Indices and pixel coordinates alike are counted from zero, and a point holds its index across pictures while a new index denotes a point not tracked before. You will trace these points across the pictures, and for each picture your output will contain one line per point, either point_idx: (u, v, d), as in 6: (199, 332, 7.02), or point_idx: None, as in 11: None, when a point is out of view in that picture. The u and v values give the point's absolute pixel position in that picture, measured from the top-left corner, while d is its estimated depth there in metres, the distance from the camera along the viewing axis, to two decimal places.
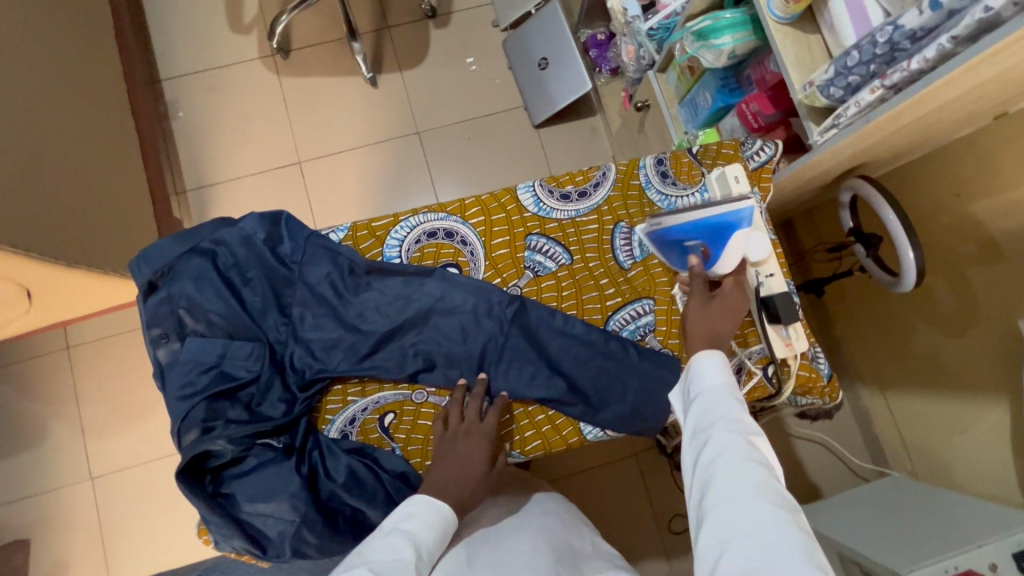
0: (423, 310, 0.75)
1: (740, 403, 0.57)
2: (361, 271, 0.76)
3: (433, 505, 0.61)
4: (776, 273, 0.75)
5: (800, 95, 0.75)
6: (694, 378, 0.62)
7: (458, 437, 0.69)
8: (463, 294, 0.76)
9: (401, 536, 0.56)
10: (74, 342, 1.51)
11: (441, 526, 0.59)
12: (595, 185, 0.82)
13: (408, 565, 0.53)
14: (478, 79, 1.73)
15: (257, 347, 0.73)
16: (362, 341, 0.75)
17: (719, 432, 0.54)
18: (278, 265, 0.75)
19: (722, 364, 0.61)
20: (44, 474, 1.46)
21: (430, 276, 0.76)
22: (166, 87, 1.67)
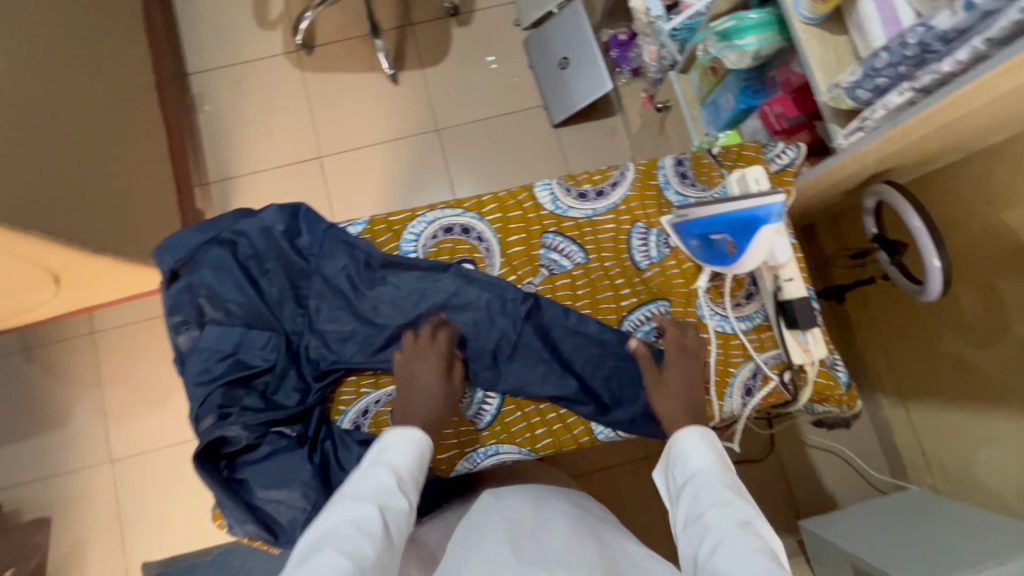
0: (437, 305, 0.77)
1: (731, 487, 0.59)
2: (378, 265, 0.77)
3: (407, 434, 0.64)
4: (796, 277, 0.73)
5: (825, 98, 0.74)
6: (682, 465, 0.64)
7: (416, 359, 0.72)
8: (477, 290, 0.77)
9: (381, 467, 0.61)
10: (98, 328, 1.55)
11: (418, 450, 0.64)
12: (613, 184, 0.81)
13: (392, 488, 0.58)
14: (499, 77, 1.73)
15: (274, 336, 0.75)
16: (377, 333, 0.76)
17: (712, 516, 0.56)
18: (296, 257, 0.77)
19: (711, 447, 0.64)
20: (66, 455, 1.51)
21: (445, 272, 0.77)
22: (192, 81, 1.71)
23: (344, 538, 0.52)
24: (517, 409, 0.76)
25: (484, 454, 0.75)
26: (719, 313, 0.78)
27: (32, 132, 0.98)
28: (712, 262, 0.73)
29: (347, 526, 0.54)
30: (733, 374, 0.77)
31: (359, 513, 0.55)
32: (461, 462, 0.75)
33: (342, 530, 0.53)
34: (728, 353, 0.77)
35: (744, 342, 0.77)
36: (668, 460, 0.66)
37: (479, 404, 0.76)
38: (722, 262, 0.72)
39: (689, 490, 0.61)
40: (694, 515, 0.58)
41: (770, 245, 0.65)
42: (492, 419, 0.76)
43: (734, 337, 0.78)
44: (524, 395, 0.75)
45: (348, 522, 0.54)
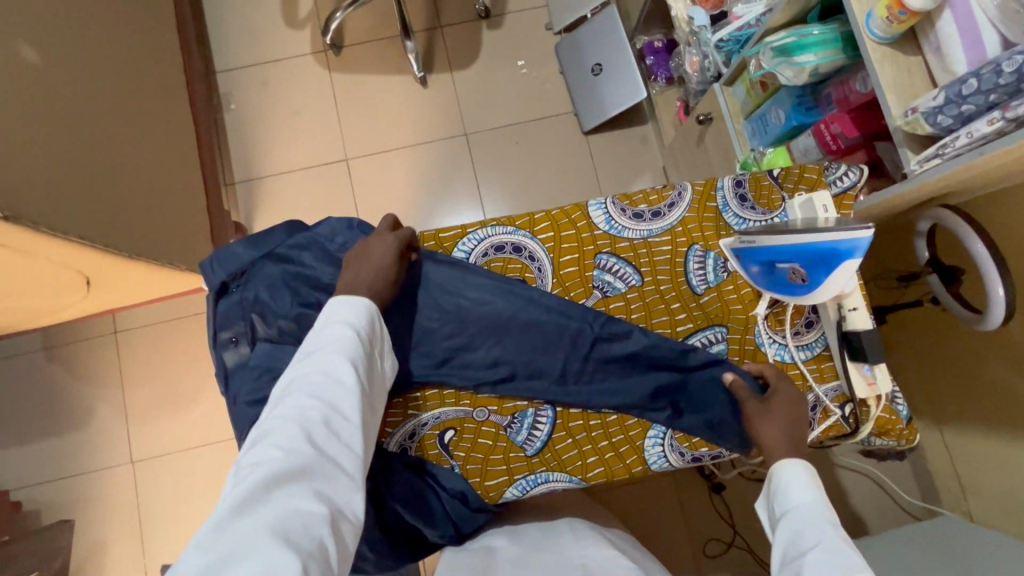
0: (506, 314, 0.74)
1: (834, 528, 0.55)
2: (446, 271, 0.75)
3: (354, 296, 0.66)
4: (861, 306, 0.71)
5: (900, 122, 0.71)
6: (782, 499, 0.61)
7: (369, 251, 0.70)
8: (545, 300, 0.75)
9: (338, 324, 0.63)
10: (122, 327, 1.54)
11: (367, 306, 0.65)
12: (670, 205, 0.78)
13: (354, 340, 0.62)
14: (529, 82, 1.71)
15: None
16: (444, 341, 0.74)
17: (812, 556, 0.52)
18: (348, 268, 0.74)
19: (815, 486, 0.60)
20: (87, 455, 1.50)
21: (513, 282, 0.75)
22: (219, 80, 1.69)
23: (318, 388, 0.58)
24: (568, 436, 0.74)
25: (534, 481, 0.74)
26: (778, 342, 0.76)
27: (77, 135, 0.96)
28: (775, 290, 0.71)
29: (316, 376, 0.58)
30: None
31: (328, 367, 0.59)
32: (511, 489, 0.73)
33: (312, 381, 0.58)
34: None
35: (803, 373, 0.75)
36: (768, 493, 0.63)
37: (529, 429, 0.74)
38: (787, 291, 0.69)
39: (789, 526, 0.58)
40: (791, 554, 0.55)
41: (847, 278, 0.64)
42: (542, 446, 0.74)
43: (793, 367, 0.76)
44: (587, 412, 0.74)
45: (318, 374, 0.58)
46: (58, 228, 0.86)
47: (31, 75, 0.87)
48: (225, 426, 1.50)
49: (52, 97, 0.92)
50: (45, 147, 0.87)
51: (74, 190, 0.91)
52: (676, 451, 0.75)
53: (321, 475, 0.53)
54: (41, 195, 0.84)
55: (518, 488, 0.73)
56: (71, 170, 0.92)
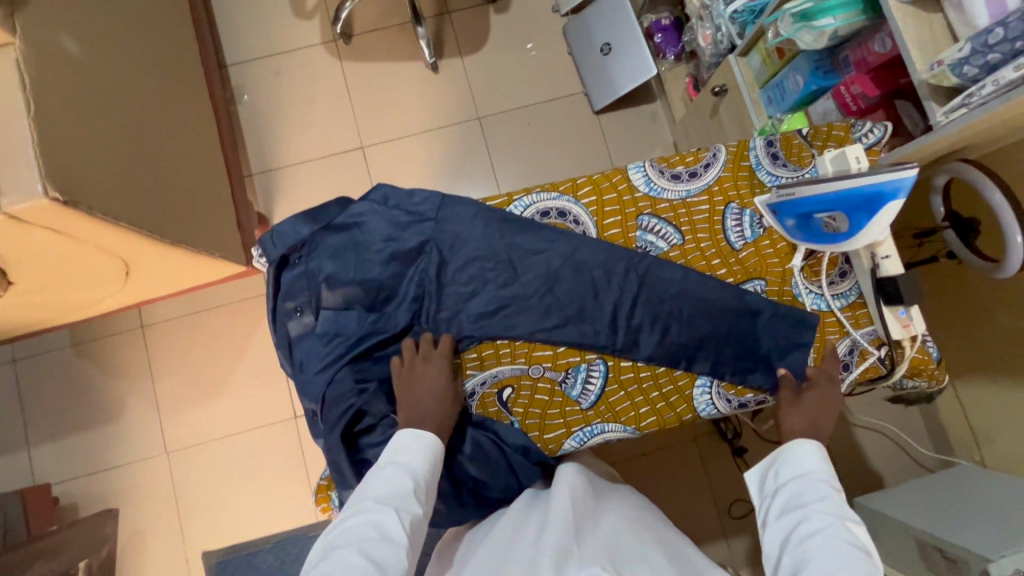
0: (559, 263, 0.79)
1: (834, 491, 0.64)
2: (499, 224, 0.79)
3: (419, 436, 0.67)
4: (894, 254, 0.74)
5: (925, 75, 0.74)
6: (788, 461, 0.69)
7: (418, 371, 0.72)
8: (594, 251, 0.79)
9: (397, 466, 0.65)
10: (149, 321, 1.56)
11: (430, 448, 0.67)
12: (705, 165, 0.82)
13: (410, 494, 0.62)
14: (539, 64, 1.73)
15: (395, 306, 0.77)
16: (501, 290, 0.78)
17: (817, 511, 0.61)
18: (406, 230, 0.78)
19: (815, 453, 0.68)
20: (122, 447, 1.52)
21: (561, 234, 0.79)
22: (231, 72, 1.70)
23: (363, 541, 0.57)
24: (620, 388, 0.78)
25: (590, 432, 0.77)
26: (814, 291, 0.79)
27: (118, 124, 0.97)
28: (811, 242, 0.75)
29: (366, 529, 0.58)
30: (831, 349, 0.78)
31: (377, 518, 0.59)
32: (569, 441, 0.77)
33: (363, 535, 0.57)
34: (824, 331, 0.79)
35: (840, 319, 0.78)
36: (774, 457, 0.71)
37: (583, 384, 0.78)
38: (826, 241, 0.73)
39: (791, 487, 0.66)
40: (794, 508, 0.64)
41: (888, 221, 0.67)
42: (596, 399, 0.77)
43: (830, 314, 0.79)
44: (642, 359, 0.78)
45: (365, 527, 0.58)
46: (107, 213, 0.88)
47: (76, 65, 0.89)
48: (257, 413, 1.53)
49: (94, 86, 0.93)
50: (92, 135, 0.89)
51: (119, 177, 0.93)
52: (723, 399, 0.79)
53: None
54: (92, 180, 0.86)
55: (575, 440, 0.77)
56: (115, 157, 0.94)
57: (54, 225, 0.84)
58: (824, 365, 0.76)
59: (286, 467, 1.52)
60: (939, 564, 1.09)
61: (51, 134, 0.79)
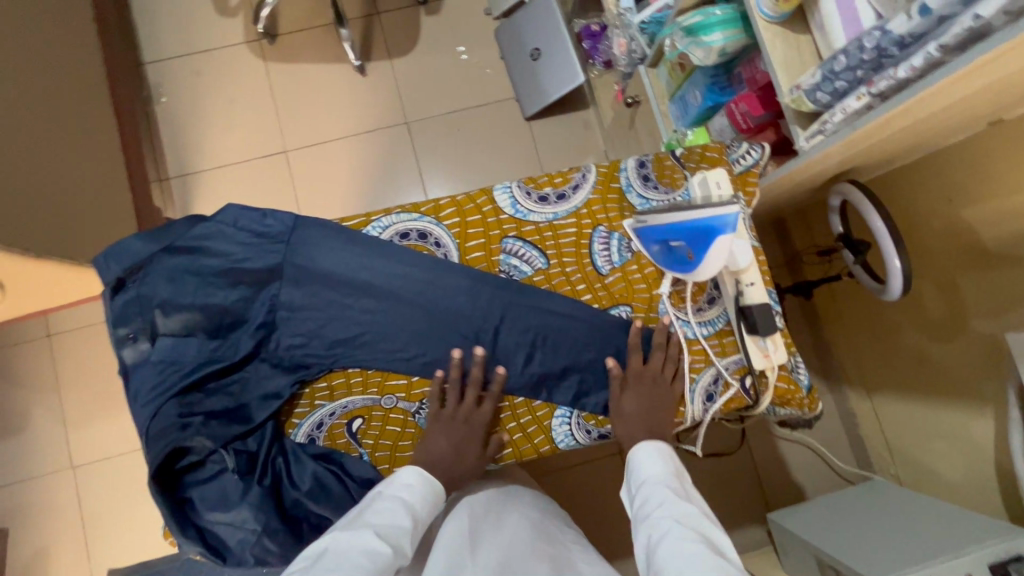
0: (418, 289, 0.76)
1: (677, 490, 0.63)
2: (356, 247, 0.75)
3: (427, 479, 0.67)
4: (757, 282, 0.73)
5: (787, 99, 0.73)
6: (636, 472, 0.68)
7: (456, 423, 0.72)
8: (454, 276, 0.76)
9: (401, 501, 0.64)
10: (56, 330, 1.50)
11: (434, 492, 0.67)
12: (574, 187, 0.79)
13: (408, 532, 0.61)
14: (470, 67, 1.69)
15: (244, 332, 0.74)
16: (356, 317, 0.75)
17: (658, 517, 0.60)
18: (256, 253, 0.74)
19: (660, 456, 0.68)
20: (26, 461, 1.46)
21: (422, 259, 0.76)
22: (148, 71, 1.63)
23: (357, 570, 0.54)
24: None
25: None
26: (680, 319, 0.77)
27: None
28: (671, 269, 0.72)
29: (357, 555, 0.56)
30: (696, 378, 0.76)
31: (372, 547, 0.57)
32: None
33: (353, 561, 0.55)
34: (690, 360, 0.77)
35: (705, 348, 0.76)
36: (626, 473, 0.70)
37: None
38: (680, 267, 0.71)
39: (642, 495, 0.65)
40: (643, 518, 0.62)
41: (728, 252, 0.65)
42: None
43: (696, 343, 0.77)
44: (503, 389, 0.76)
45: (359, 554, 0.56)
46: None
47: None
48: None
49: None
50: None
51: None
52: (583, 430, 0.77)
53: None
54: None
55: None
56: None
57: None
58: (651, 366, 0.74)
59: None
60: None
61: None
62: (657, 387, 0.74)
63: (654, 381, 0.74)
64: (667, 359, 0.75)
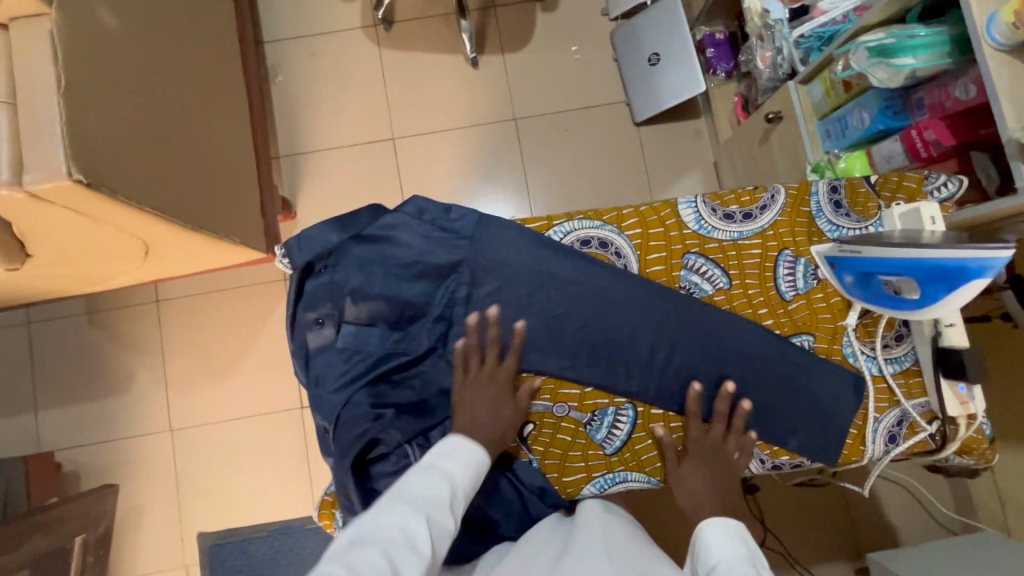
0: (597, 297, 0.74)
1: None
2: (538, 248, 0.74)
3: (467, 449, 0.65)
4: (959, 323, 0.69)
5: (1017, 134, 0.69)
6: (704, 557, 0.60)
7: (477, 381, 0.71)
8: (636, 289, 0.74)
9: (442, 471, 0.62)
10: (164, 297, 1.54)
11: (475, 466, 0.64)
12: (762, 208, 0.76)
13: (445, 506, 0.58)
14: (583, 68, 1.67)
15: (422, 325, 0.74)
16: (533, 319, 0.74)
17: None
18: (438, 248, 0.73)
19: (730, 537, 0.60)
20: (129, 420, 1.51)
21: (603, 267, 0.74)
22: (268, 50, 1.66)
23: (391, 545, 0.52)
24: (646, 436, 0.74)
25: (612, 479, 0.74)
26: (866, 354, 0.74)
27: (157, 104, 0.94)
28: (875, 303, 0.70)
29: (396, 527, 0.53)
30: (877, 418, 0.73)
31: (408, 521, 0.54)
32: (588, 486, 0.74)
33: (392, 534, 0.53)
34: (874, 398, 0.74)
35: (891, 387, 0.73)
36: (692, 555, 0.62)
37: (609, 427, 0.74)
38: (890, 304, 0.68)
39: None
40: None
41: (968, 293, 0.62)
42: (621, 445, 0.74)
43: (880, 380, 0.74)
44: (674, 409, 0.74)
45: (397, 528, 0.54)
46: (133, 197, 0.84)
47: (114, 39, 0.85)
48: (261, 401, 1.50)
49: (134, 63, 0.89)
50: (125, 114, 0.85)
51: (150, 159, 0.89)
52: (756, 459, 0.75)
53: None
54: (119, 163, 0.82)
55: (595, 486, 0.74)
56: (147, 140, 0.89)
57: (79, 207, 0.80)
58: (709, 433, 0.72)
59: (287, 458, 1.50)
60: None
61: (79, 112, 0.74)
62: (721, 460, 0.70)
63: (715, 450, 0.71)
64: (729, 432, 0.72)
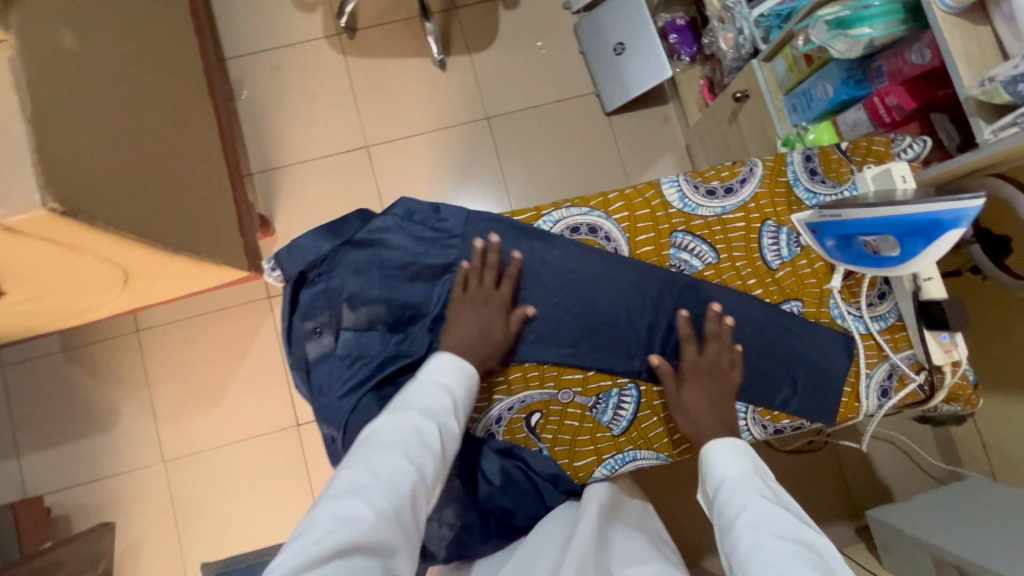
0: (592, 284, 0.75)
1: (759, 492, 0.61)
2: (531, 240, 0.75)
3: (460, 364, 0.68)
4: (937, 277, 0.72)
5: (974, 92, 0.72)
6: (711, 474, 0.67)
7: (474, 304, 0.71)
8: (630, 272, 0.75)
9: (439, 383, 0.66)
10: (145, 326, 1.50)
11: (469, 378, 0.68)
12: (742, 181, 0.79)
13: (449, 412, 0.63)
14: (550, 62, 1.68)
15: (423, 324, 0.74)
16: (531, 311, 0.75)
17: (743, 527, 0.58)
18: (432, 247, 0.74)
19: (733, 453, 0.66)
20: (119, 456, 1.47)
21: (596, 254, 0.75)
22: (230, 67, 1.63)
23: (407, 450, 0.58)
24: (652, 415, 0.75)
25: (622, 460, 0.75)
26: (852, 314, 0.77)
27: (123, 126, 0.92)
28: (859, 263, 0.72)
29: (408, 434, 0.59)
30: (869, 373, 0.76)
31: (419, 430, 0.60)
32: (600, 468, 0.75)
33: (405, 442, 0.58)
34: (864, 355, 0.76)
35: (879, 342, 0.76)
36: (700, 473, 0.69)
37: (615, 409, 0.75)
38: (872, 263, 0.71)
39: (719, 498, 0.64)
40: (726, 525, 0.61)
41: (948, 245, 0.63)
42: (628, 425, 0.75)
43: (868, 338, 0.77)
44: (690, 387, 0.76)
45: (409, 434, 0.59)
46: (109, 222, 0.82)
47: (72, 62, 0.83)
48: (255, 423, 1.47)
49: (94, 86, 0.87)
50: (92, 139, 0.83)
51: (121, 182, 0.87)
52: (758, 425, 0.77)
53: (389, 546, 0.51)
54: (91, 188, 0.80)
55: (607, 468, 0.75)
56: (116, 163, 0.87)
57: (54, 237, 0.78)
58: (706, 357, 0.73)
59: (286, 480, 1.47)
60: None
61: (46, 140, 0.72)
62: (716, 381, 0.72)
63: (709, 370, 0.72)
64: (722, 351, 0.73)
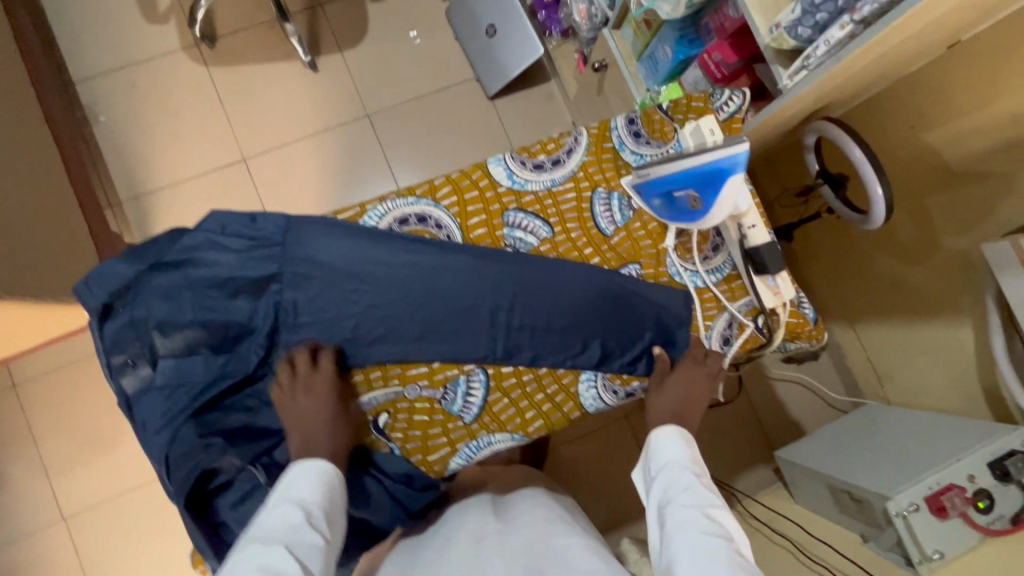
0: (426, 275, 0.73)
1: (699, 476, 0.64)
2: (357, 238, 0.71)
3: (309, 467, 0.64)
4: (759, 223, 0.74)
5: (767, 40, 0.74)
6: (657, 455, 0.69)
7: (301, 399, 0.69)
8: (462, 257, 0.74)
9: (290, 500, 0.61)
10: (21, 379, 1.39)
11: (327, 482, 0.64)
12: (568, 152, 0.78)
13: (307, 529, 0.58)
14: (426, 51, 1.65)
15: (251, 340, 0.71)
16: (366, 312, 0.72)
17: (679, 504, 0.61)
18: (249, 260, 0.70)
19: (683, 442, 0.69)
20: (11, 520, 1.37)
21: (427, 245, 0.73)
22: (80, 90, 1.52)
23: None
24: (502, 396, 0.76)
25: (477, 445, 0.78)
26: (689, 269, 0.78)
27: None
28: (678, 219, 0.73)
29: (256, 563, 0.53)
30: (710, 325, 0.78)
31: (268, 555, 0.54)
32: (455, 458, 0.78)
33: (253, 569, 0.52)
34: (702, 308, 0.78)
35: (716, 294, 0.78)
36: (646, 455, 0.71)
37: (464, 397, 0.76)
38: (686, 219, 0.72)
39: (661, 477, 0.66)
40: (664, 500, 0.63)
41: (736, 195, 0.66)
42: (479, 411, 0.76)
43: (706, 291, 0.79)
44: (540, 363, 0.76)
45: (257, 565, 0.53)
46: None
47: None
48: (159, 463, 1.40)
49: None
50: None
51: None
52: (609, 391, 0.79)
53: None
54: None
55: (462, 456, 0.78)
56: None
57: None
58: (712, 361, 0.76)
59: None
60: (849, 506, 1.11)
61: None
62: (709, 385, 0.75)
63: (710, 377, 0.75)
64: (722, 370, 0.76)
